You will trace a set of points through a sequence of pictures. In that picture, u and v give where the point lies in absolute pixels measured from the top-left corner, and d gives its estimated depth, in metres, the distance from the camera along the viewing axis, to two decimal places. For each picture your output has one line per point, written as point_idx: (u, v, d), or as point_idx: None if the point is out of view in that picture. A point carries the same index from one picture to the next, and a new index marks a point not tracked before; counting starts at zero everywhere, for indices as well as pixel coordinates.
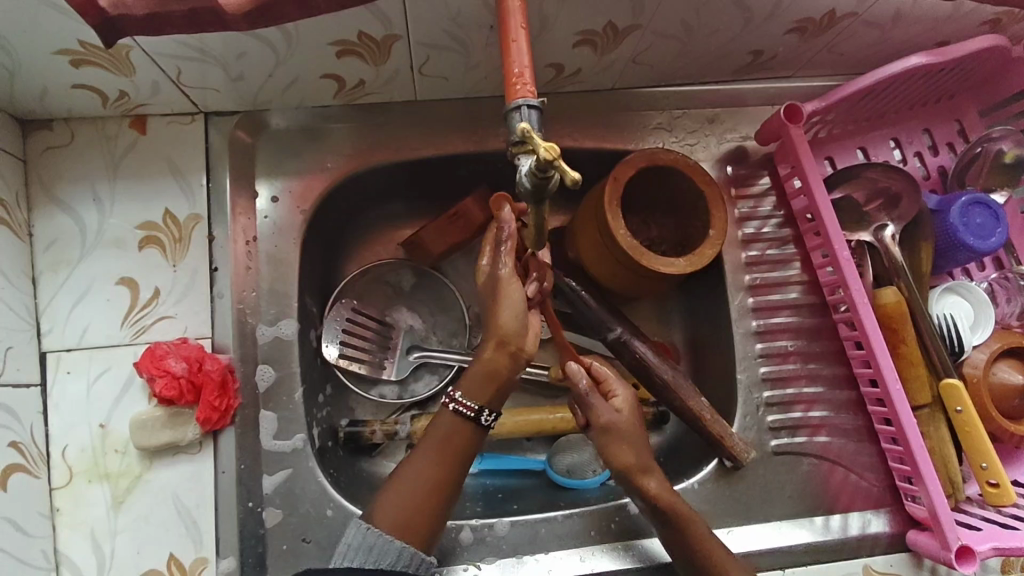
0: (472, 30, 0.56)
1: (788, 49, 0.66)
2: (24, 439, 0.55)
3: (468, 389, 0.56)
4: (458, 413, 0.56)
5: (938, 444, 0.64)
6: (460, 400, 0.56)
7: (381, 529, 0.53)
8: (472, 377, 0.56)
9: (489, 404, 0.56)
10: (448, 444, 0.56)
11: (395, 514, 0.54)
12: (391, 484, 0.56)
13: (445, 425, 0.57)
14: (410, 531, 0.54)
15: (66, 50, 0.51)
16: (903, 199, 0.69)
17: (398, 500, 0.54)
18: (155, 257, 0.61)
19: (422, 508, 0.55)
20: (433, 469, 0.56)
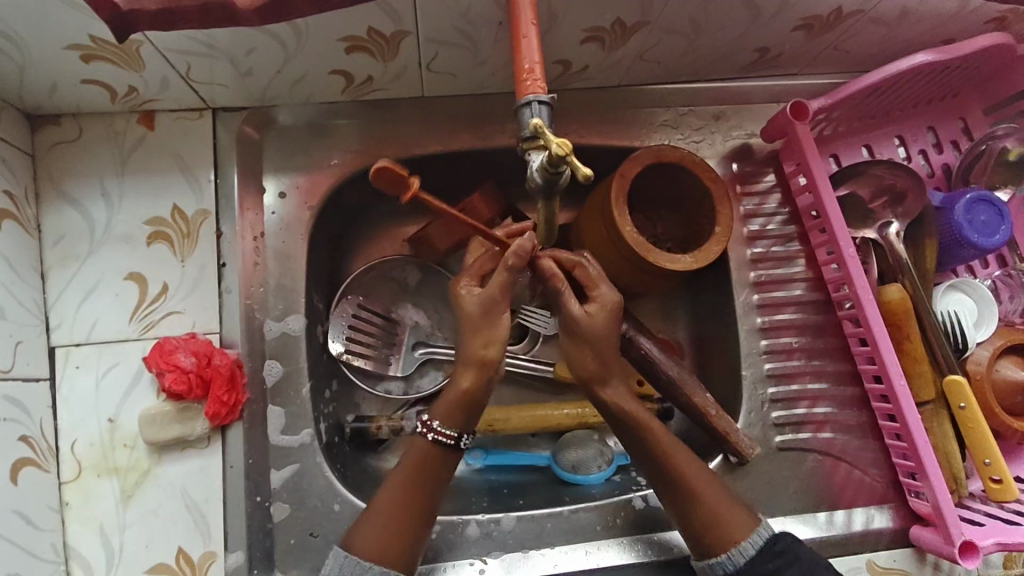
0: (481, 26, 0.56)
1: (794, 46, 0.66)
2: (34, 434, 0.55)
3: (444, 417, 0.56)
4: (437, 442, 0.56)
5: (941, 440, 0.65)
6: (438, 429, 0.56)
7: (359, 557, 0.52)
8: (449, 400, 0.56)
9: (466, 429, 0.56)
10: (425, 466, 0.56)
11: (375, 537, 0.53)
12: (369, 512, 0.55)
13: (423, 450, 0.56)
14: (392, 549, 0.53)
15: (77, 45, 0.52)
16: (908, 196, 0.69)
17: (375, 525, 0.54)
18: (164, 253, 0.62)
19: (397, 524, 0.54)
20: (405, 488, 0.56)
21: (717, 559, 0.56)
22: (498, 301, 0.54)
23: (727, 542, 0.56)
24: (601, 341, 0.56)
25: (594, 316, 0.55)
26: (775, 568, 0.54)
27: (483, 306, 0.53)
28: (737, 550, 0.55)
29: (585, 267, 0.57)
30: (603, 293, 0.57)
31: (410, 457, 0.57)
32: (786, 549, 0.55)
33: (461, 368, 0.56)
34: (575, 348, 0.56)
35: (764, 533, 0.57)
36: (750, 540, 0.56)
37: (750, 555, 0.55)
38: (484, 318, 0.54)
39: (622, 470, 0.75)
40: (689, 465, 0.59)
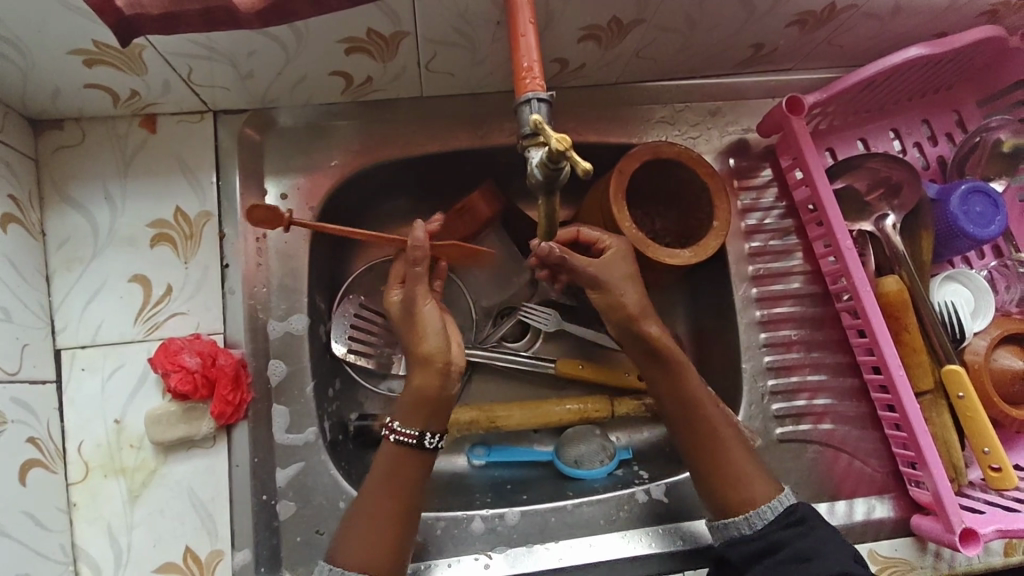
0: (479, 26, 0.57)
1: (789, 42, 0.67)
2: (42, 435, 0.56)
3: (405, 417, 0.58)
4: (399, 442, 0.57)
5: (940, 429, 0.66)
6: (398, 429, 0.58)
7: (344, 568, 0.53)
8: (409, 400, 0.58)
9: (428, 427, 0.58)
10: (396, 472, 0.57)
11: (361, 551, 0.54)
12: (353, 521, 0.56)
13: (392, 454, 0.58)
14: (386, 551, 0.54)
15: (80, 50, 0.52)
16: (904, 188, 0.70)
17: (361, 535, 0.55)
18: (167, 255, 0.62)
19: (386, 533, 0.55)
20: (390, 496, 0.56)
21: (733, 520, 0.58)
22: (415, 297, 0.58)
23: (744, 506, 0.59)
24: (623, 280, 0.62)
25: (613, 262, 0.62)
26: (786, 537, 0.55)
27: (406, 306, 0.58)
28: (756, 513, 0.58)
29: (589, 230, 0.62)
30: (612, 240, 0.62)
31: (379, 465, 0.58)
32: (805, 518, 0.57)
33: (413, 369, 0.59)
34: (607, 297, 0.62)
35: (783, 502, 0.58)
36: (770, 505, 0.58)
37: (769, 519, 0.57)
38: (409, 318, 0.59)
39: (624, 464, 0.75)
40: (721, 425, 0.62)
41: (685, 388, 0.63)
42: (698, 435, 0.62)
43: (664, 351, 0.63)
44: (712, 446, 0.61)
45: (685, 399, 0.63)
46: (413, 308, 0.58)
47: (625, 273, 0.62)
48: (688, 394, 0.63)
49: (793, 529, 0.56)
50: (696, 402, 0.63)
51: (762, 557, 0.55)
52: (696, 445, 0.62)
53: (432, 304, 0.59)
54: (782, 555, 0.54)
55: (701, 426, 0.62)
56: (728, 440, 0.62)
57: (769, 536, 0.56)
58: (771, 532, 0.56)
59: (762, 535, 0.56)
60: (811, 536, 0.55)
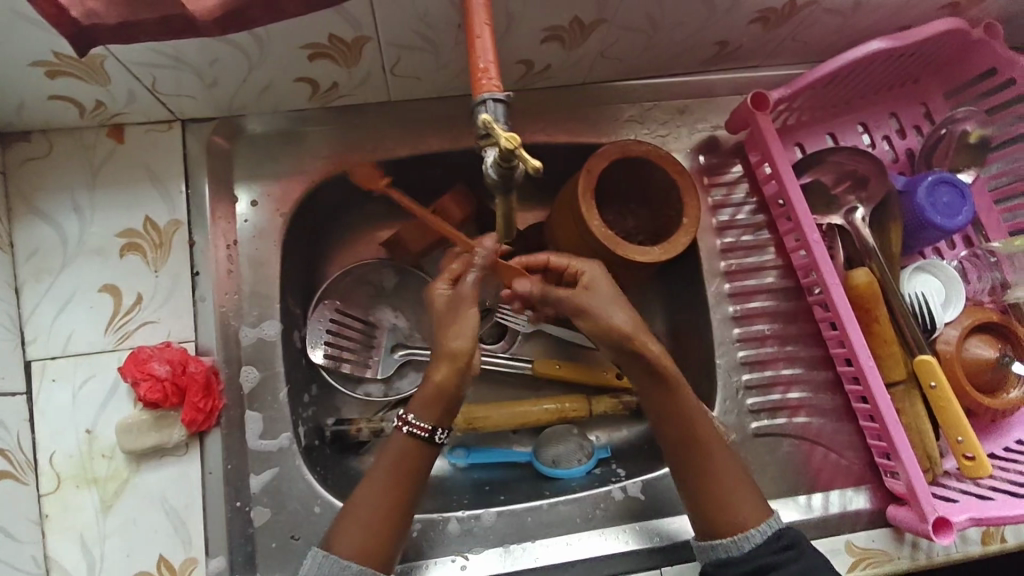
0: (441, 29, 0.57)
1: (753, 39, 0.67)
2: (11, 447, 0.56)
3: (422, 410, 0.57)
4: (412, 435, 0.57)
5: (913, 420, 0.66)
6: (413, 422, 0.57)
7: (339, 556, 0.53)
8: (428, 396, 0.57)
9: (440, 422, 0.57)
10: (408, 462, 0.57)
11: (352, 539, 0.54)
12: (347, 509, 0.56)
13: (403, 444, 0.57)
14: (377, 547, 0.54)
15: (41, 61, 0.52)
16: (870, 180, 0.70)
17: (354, 525, 0.54)
18: (136, 263, 0.62)
19: (381, 530, 0.55)
20: (391, 491, 0.56)
21: (721, 541, 0.58)
22: (465, 298, 0.57)
23: (733, 527, 0.58)
24: (612, 301, 0.60)
25: (594, 286, 0.61)
26: (777, 560, 0.55)
27: (450, 302, 0.57)
28: (745, 537, 0.57)
29: (555, 257, 0.62)
30: (584, 265, 0.62)
31: (391, 451, 0.57)
32: (794, 543, 0.57)
33: (436, 363, 0.57)
34: (592, 322, 0.60)
35: (771, 526, 0.58)
36: (759, 529, 0.57)
37: (757, 542, 0.57)
38: (448, 312, 0.57)
39: (602, 463, 0.75)
40: (716, 448, 0.61)
41: (680, 407, 0.61)
42: (692, 456, 0.60)
43: (661, 371, 0.61)
44: (706, 468, 0.60)
45: (681, 418, 0.61)
46: (457, 300, 0.57)
47: (606, 296, 0.60)
48: (684, 412, 0.61)
49: (783, 553, 0.56)
50: (693, 423, 0.61)
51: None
52: (689, 465, 0.60)
53: (476, 307, 0.57)
54: None
55: (696, 448, 0.61)
56: (723, 462, 0.60)
57: (759, 560, 0.56)
58: (760, 554, 0.56)
59: (751, 557, 0.56)
60: (800, 562, 0.55)
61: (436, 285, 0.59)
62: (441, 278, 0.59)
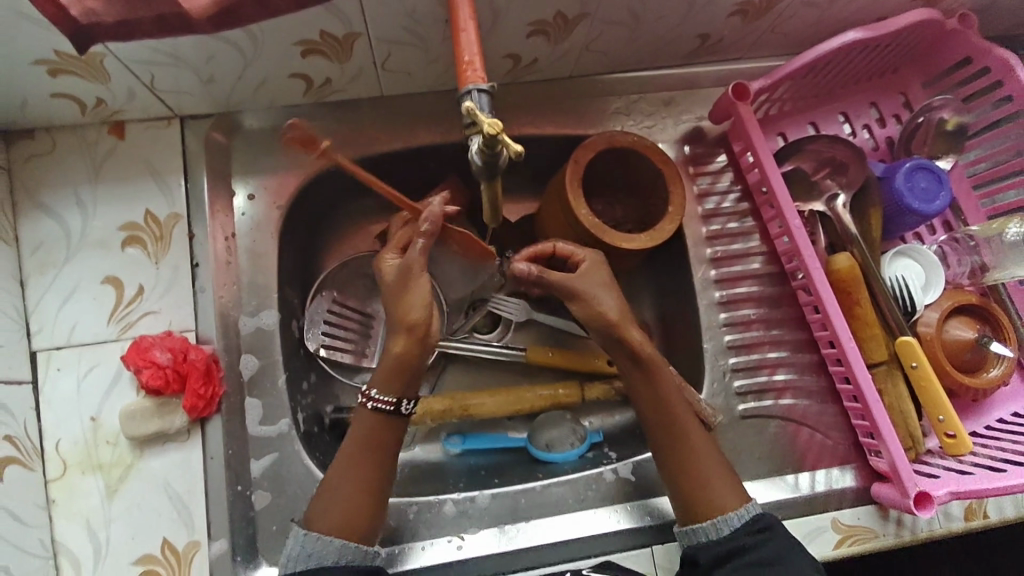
0: (429, 25, 0.59)
1: (734, 31, 0.69)
2: (18, 433, 0.58)
3: (382, 385, 0.59)
4: (377, 410, 0.59)
5: (896, 400, 0.68)
6: (377, 397, 0.59)
7: (320, 533, 0.55)
8: (385, 369, 0.60)
9: (405, 394, 0.60)
10: (377, 437, 0.59)
11: (336, 519, 0.56)
12: (328, 489, 0.58)
13: (370, 419, 0.60)
14: (355, 522, 0.57)
15: (43, 61, 0.54)
16: (850, 166, 0.71)
17: (332, 503, 0.57)
18: (138, 256, 0.64)
19: (358, 505, 0.57)
20: (366, 466, 0.58)
21: (700, 525, 0.59)
22: (413, 266, 0.59)
23: (712, 511, 0.59)
24: (601, 288, 0.62)
25: (586, 272, 0.63)
26: (754, 542, 0.56)
27: (400, 272, 0.59)
28: (722, 520, 0.58)
29: (562, 245, 0.64)
30: (587, 253, 0.64)
31: (358, 430, 0.60)
32: (768, 527, 0.57)
33: (393, 336, 0.60)
34: (585, 306, 0.62)
35: (749, 510, 0.59)
36: (737, 512, 0.58)
37: (734, 526, 0.58)
38: (400, 285, 0.59)
39: (595, 447, 0.77)
40: (694, 433, 0.62)
41: (659, 392, 0.63)
42: (670, 441, 0.62)
43: (642, 355, 0.63)
44: (684, 453, 0.62)
45: (658, 403, 0.63)
46: (406, 272, 0.59)
47: (601, 282, 0.63)
48: (663, 399, 0.63)
49: (756, 535, 0.57)
50: (671, 408, 0.63)
51: (723, 562, 0.56)
52: (669, 450, 0.62)
53: (426, 275, 0.59)
54: (750, 559, 0.55)
55: (675, 433, 0.62)
56: (701, 449, 0.62)
57: (733, 543, 0.57)
58: (735, 538, 0.57)
59: (727, 540, 0.57)
60: (775, 546, 0.56)
61: (387, 256, 0.62)
62: (391, 249, 0.62)
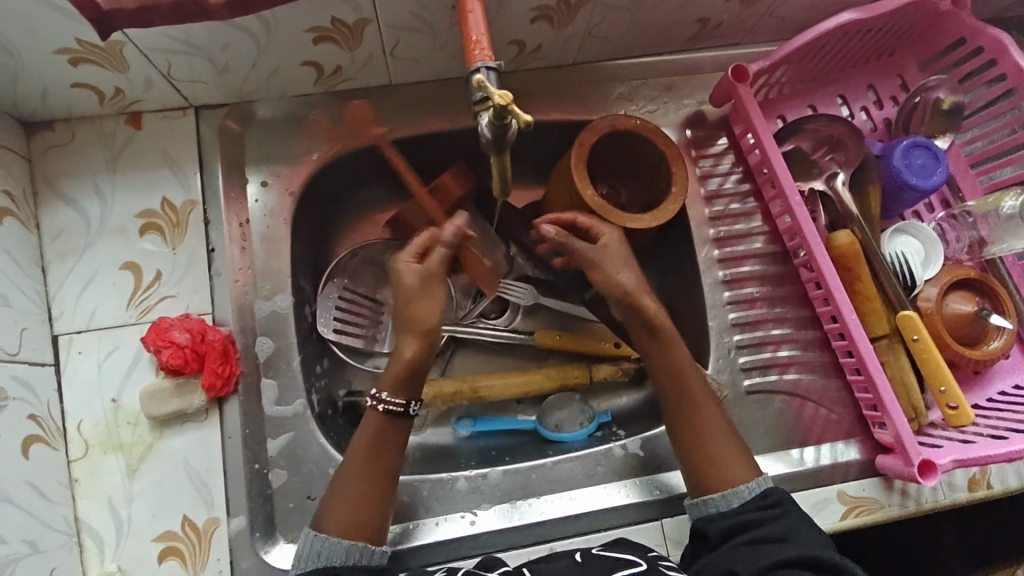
0: (437, 10, 0.61)
1: (732, 15, 0.71)
2: (42, 413, 0.59)
3: (393, 387, 0.60)
4: (388, 412, 0.60)
5: (898, 372, 0.69)
6: (388, 399, 0.60)
7: (328, 534, 0.56)
8: (395, 369, 0.61)
9: (414, 397, 0.61)
10: (381, 438, 0.60)
11: (341, 519, 0.57)
12: (335, 489, 0.58)
13: (376, 422, 0.60)
14: (363, 523, 0.57)
15: (66, 49, 0.56)
16: (847, 142, 0.74)
17: (340, 505, 0.57)
18: (156, 242, 0.66)
19: (365, 508, 0.58)
20: (370, 470, 0.59)
21: (710, 496, 0.60)
22: (435, 274, 0.63)
23: (723, 484, 0.60)
24: (619, 262, 0.65)
25: (603, 247, 0.65)
26: (763, 516, 0.57)
27: (423, 275, 0.62)
28: (733, 492, 0.59)
29: (585, 219, 0.65)
30: (604, 228, 0.66)
31: (364, 436, 0.60)
32: (779, 501, 0.58)
33: (404, 339, 0.61)
34: (603, 276, 0.65)
35: (760, 485, 0.60)
36: (748, 486, 0.59)
37: (745, 498, 0.59)
38: (422, 287, 0.62)
39: (603, 426, 0.79)
40: (708, 406, 0.63)
41: (675, 366, 0.65)
42: (684, 416, 0.64)
43: (658, 327, 0.65)
44: (698, 428, 0.63)
45: (675, 374, 0.65)
46: (430, 275, 0.62)
47: (620, 256, 0.65)
48: (678, 375, 0.65)
49: (767, 509, 0.57)
50: (686, 384, 0.64)
51: (730, 536, 0.56)
52: (683, 425, 0.63)
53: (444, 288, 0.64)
54: (758, 533, 0.55)
55: (688, 407, 0.64)
56: (709, 425, 0.62)
57: (742, 514, 0.57)
58: (745, 509, 0.58)
59: (737, 512, 0.58)
60: (786, 519, 0.56)
61: (402, 258, 0.63)
62: (409, 251, 0.64)
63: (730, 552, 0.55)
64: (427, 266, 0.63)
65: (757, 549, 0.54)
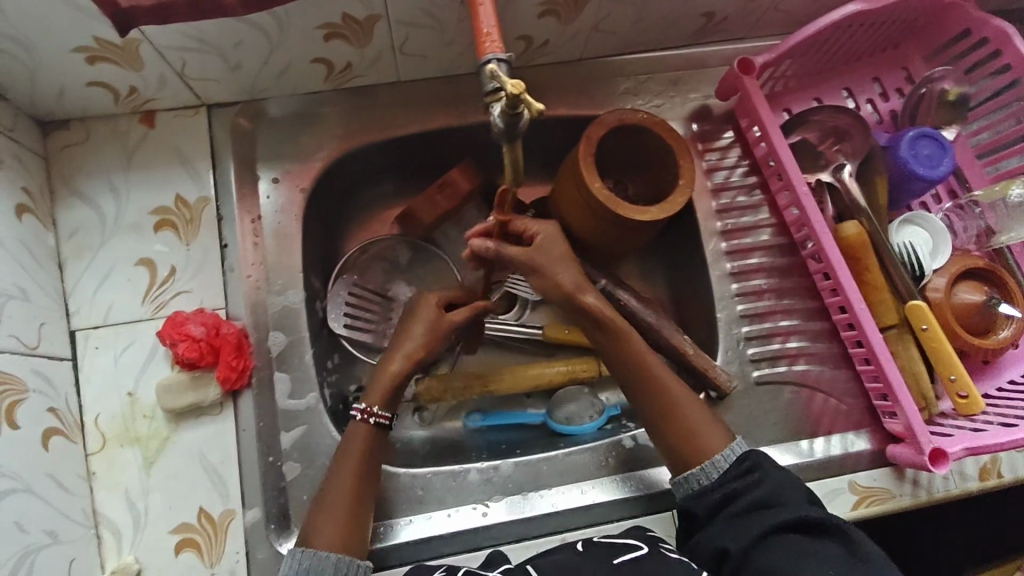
0: (445, 6, 0.62)
1: (737, 9, 0.72)
2: (61, 406, 0.60)
3: (380, 401, 0.64)
4: (377, 424, 0.63)
5: (908, 362, 0.69)
6: (377, 413, 0.63)
7: (319, 548, 0.57)
8: (382, 385, 0.65)
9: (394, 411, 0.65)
10: (366, 453, 0.62)
11: (330, 533, 0.57)
12: (319, 510, 0.59)
13: (364, 434, 0.62)
14: (349, 536, 0.58)
15: (83, 47, 0.57)
16: (853, 134, 0.74)
17: (326, 520, 0.58)
18: (170, 238, 0.67)
19: (349, 522, 0.59)
20: (353, 486, 0.60)
21: (692, 472, 0.60)
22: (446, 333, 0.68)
23: (700, 456, 0.61)
24: (558, 262, 0.65)
25: (545, 247, 0.65)
26: (742, 487, 0.57)
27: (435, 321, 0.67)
28: (711, 463, 0.60)
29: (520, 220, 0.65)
30: (540, 228, 0.65)
31: (353, 448, 0.62)
32: (756, 466, 0.58)
33: (394, 356, 0.66)
34: (543, 279, 0.64)
35: (735, 451, 0.60)
36: (723, 453, 0.60)
37: (723, 468, 0.59)
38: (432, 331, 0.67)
39: (613, 420, 0.79)
40: (673, 387, 0.64)
41: (636, 355, 0.64)
42: (650, 398, 0.64)
43: (607, 324, 0.64)
44: (665, 406, 0.63)
45: (637, 364, 0.64)
46: (441, 324, 0.67)
47: (560, 256, 0.64)
48: (640, 360, 0.64)
49: (745, 479, 0.58)
50: (647, 368, 0.64)
51: (721, 510, 0.57)
52: (650, 405, 0.63)
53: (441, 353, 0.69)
54: (742, 505, 0.56)
55: (652, 389, 0.64)
56: (678, 400, 0.63)
57: (724, 487, 0.58)
58: (726, 481, 0.58)
59: (719, 484, 0.58)
60: (763, 483, 0.57)
61: (427, 297, 0.69)
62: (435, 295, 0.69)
63: (723, 527, 0.55)
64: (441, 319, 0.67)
65: (746, 523, 0.54)
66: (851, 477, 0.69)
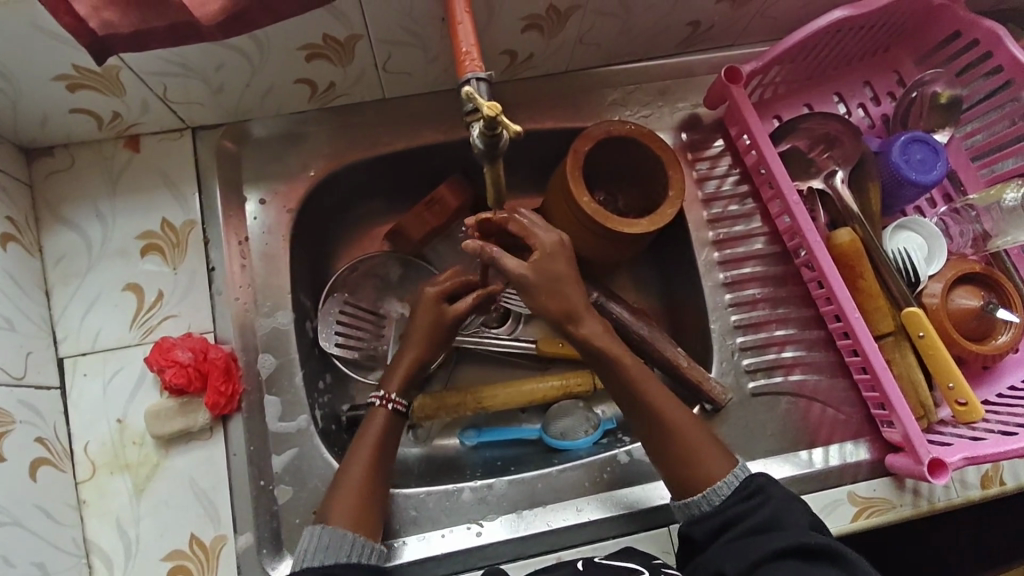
0: (426, 24, 0.62)
1: (723, 17, 0.71)
2: (49, 436, 0.60)
3: (399, 389, 0.65)
4: (395, 412, 0.65)
5: (905, 370, 0.68)
6: (396, 400, 0.65)
7: (336, 526, 0.57)
8: (400, 374, 0.66)
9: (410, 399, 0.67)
10: (384, 434, 0.63)
11: (346, 511, 0.58)
12: (335, 487, 0.60)
13: (382, 418, 0.64)
14: (365, 515, 0.59)
15: (63, 76, 0.57)
16: (844, 140, 0.73)
17: (345, 498, 0.59)
18: (157, 262, 0.66)
19: (366, 497, 0.60)
20: (370, 464, 0.61)
21: (693, 497, 0.59)
22: (447, 330, 0.67)
23: (703, 482, 0.59)
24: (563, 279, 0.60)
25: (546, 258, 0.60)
26: (743, 511, 0.57)
27: (437, 316, 0.67)
28: (712, 490, 0.59)
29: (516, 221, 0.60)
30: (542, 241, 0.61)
31: (375, 426, 0.63)
32: (762, 489, 0.58)
33: (410, 343, 0.67)
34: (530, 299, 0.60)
35: (738, 476, 0.60)
36: (725, 480, 0.59)
37: (725, 495, 0.58)
38: (433, 327, 0.67)
39: (609, 434, 0.78)
40: (670, 410, 0.62)
41: (632, 377, 0.62)
42: (649, 421, 0.62)
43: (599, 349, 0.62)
44: (667, 428, 0.61)
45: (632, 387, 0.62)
46: (439, 324, 0.67)
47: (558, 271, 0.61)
48: (636, 381, 0.62)
49: (747, 502, 0.57)
50: (643, 390, 0.62)
51: (720, 534, 0.57)
52: (650, 427, 0.62)
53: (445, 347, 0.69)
54: (743, 531, 0.56)
55: (651, 412, 0.62)
56: (682, 421, 0.61)
57: (726, 512, 0.57)
58: (727, 506, 0.58)
59: (719, 510, 0.58)
60: (764, 508, 0.57)
61: (432, 288, 0.68)
62: (439, 286, 0.67)
63: (726, 547, 0.55)
64: (442, 316, 0.67)
65: (748, 546, 0.54)
66: (850, 487, 0.69)
